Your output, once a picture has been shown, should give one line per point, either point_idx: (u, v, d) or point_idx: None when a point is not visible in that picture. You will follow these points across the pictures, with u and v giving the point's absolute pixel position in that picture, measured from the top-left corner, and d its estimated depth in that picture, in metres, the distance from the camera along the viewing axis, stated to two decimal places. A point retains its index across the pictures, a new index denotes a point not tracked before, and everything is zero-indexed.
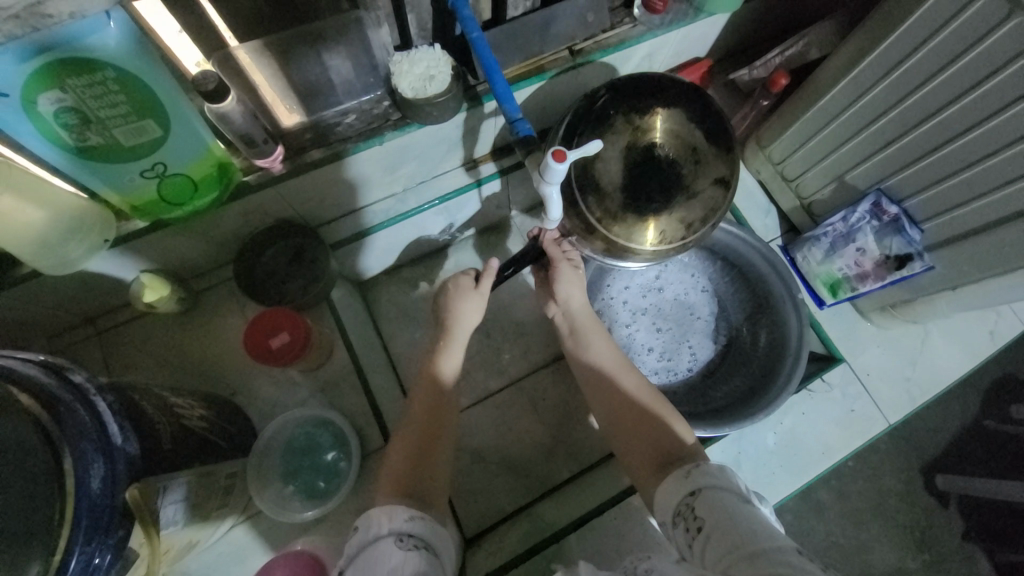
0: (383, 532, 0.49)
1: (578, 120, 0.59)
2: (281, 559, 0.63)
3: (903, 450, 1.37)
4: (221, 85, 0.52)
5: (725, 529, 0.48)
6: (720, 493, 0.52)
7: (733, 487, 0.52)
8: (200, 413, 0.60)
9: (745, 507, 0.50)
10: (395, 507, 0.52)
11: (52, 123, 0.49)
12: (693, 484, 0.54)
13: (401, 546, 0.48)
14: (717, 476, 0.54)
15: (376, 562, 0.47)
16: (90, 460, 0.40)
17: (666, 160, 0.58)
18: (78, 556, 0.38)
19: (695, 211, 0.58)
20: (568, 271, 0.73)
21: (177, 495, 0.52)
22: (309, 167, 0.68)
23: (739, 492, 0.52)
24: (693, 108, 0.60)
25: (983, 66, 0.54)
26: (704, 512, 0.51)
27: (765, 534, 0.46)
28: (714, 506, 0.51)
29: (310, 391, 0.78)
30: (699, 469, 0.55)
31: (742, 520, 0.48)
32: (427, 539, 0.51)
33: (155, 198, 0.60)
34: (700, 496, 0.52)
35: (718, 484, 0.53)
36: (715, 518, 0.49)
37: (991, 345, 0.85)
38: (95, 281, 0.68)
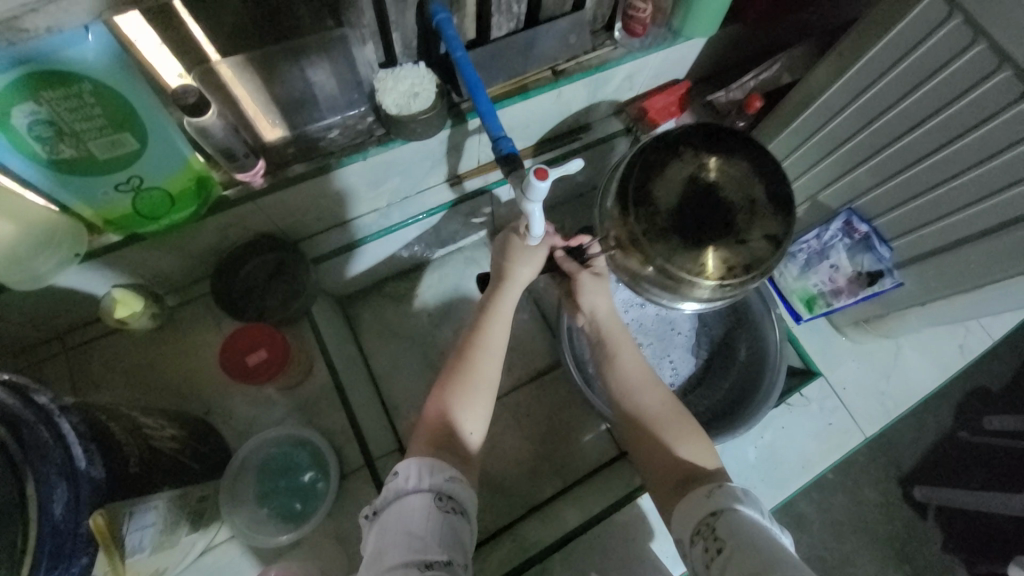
0: (422, 487, 0.51)
1: (644, 145, 0.56)
2: None
3: (881, 462, 1.40)
4: (202, 99, 0.53)
5: (749, 552, 0.48)
6: (741, 519, 0.52)
7: (753, 514, 0.53)
8: (171, 434, 0.58)
9: (767, 534, 0.51)
10: (438, 463, 0.53)
11: (25, 135, 0.47)
12: (715, 505, 0.55)
13: (438, 506, 0.51)
14: (739, 500, 0.55)
15: (408, 516, 0.50)
16: (54, 486, 0.39)
17: (724, 203, 0.52)
18: None
19: (741, 257, 0.51)
20: (591, 281, 0.71)
21: (146, 520, 0.50)
22: (289, 182, 0.67)
23: (760, 521, 0.53)
24: (761, 166, 0.55)
25: (948, 90, 0.57)
26: (726, 536, 0.51)
27: (789, 561, 0.47)
28: (737, 530, 0.51)
29: (287, 409, 0.75)
30: (721, 490, 0.56)
31: (764, 545, 0.49)
32: (464, 504, 0.53)
33: (130, 211, 0.59)
34: (725, 519, 0.53)
35: (739, 510, 0.54)
36: (738, 541, 0.50)
37: (961, 359, 0.87)
38: (64, 296, 0.65)
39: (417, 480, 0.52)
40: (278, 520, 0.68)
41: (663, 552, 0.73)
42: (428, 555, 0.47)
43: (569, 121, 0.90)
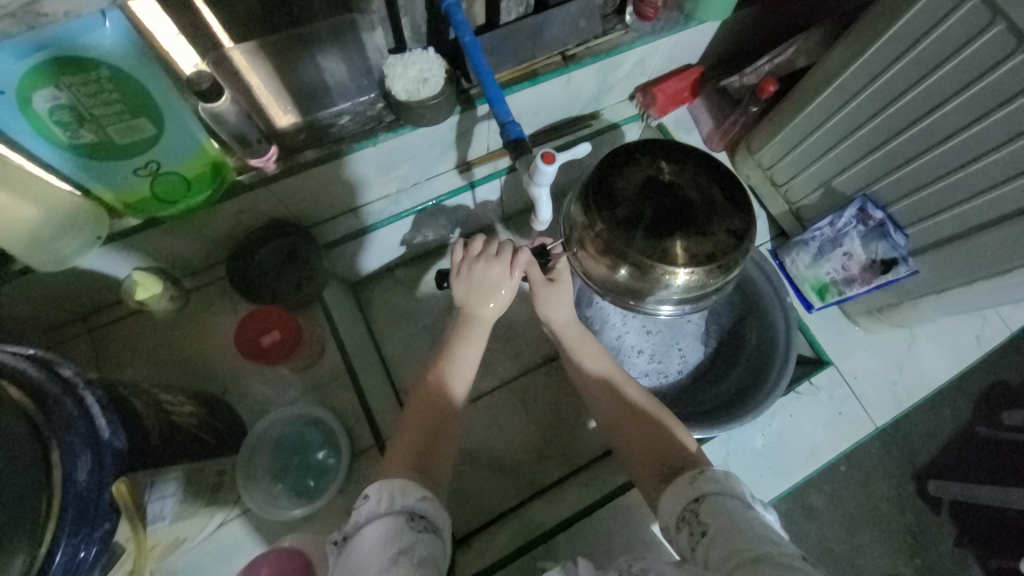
0: (394, 510, 0.51)
1: (605, 157, 0.59)
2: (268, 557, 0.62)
3: (895, 456, 1.38)
4: (215, 84, 0.54)
5: (731, 535, 0.49)
6: (726, 502, 0.53)
7: (739, 496, 0.53)
8: (189, 410, 0.60)
9: (751, 516, 0.51)
10: (409, 484, 0.53)
11: (47, 120, 0.49)
12: (697, 490, 0.55)
13: (413, 527, 0.50)
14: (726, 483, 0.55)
15: (386, 538, 0.48)
16: (77, 453, 0.41)
17: (684, 200, 0.56)
18: (64, 547, 0.38)
19: (702, 249, 0.54)
20: (547, 292, 0.72)
21: (164, 492, 0.52)
22: (301, 167, 0.68)
23: (745, 503, 0.53)
24: (719, 167, 0.58)
25: (968, 71, 0.55)
26: (710, 521, 0.51)
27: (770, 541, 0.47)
28: (720, 513, 0.52)
29: (301, 389, 0.78)
30: (702, 476, 0.56)
31: (748, 528, 0.49)
32: (436, 523, 0.52)
33: (149, 195, 0.61)
34: (706, 504, 0.53)
35: (723, 493, 0.54)
36: (722, 527, 0.50)
37: (978, 349, 0.86)
38: (88, 278, 0.68)
39: (390, 502, 0.51)
40: (291, 495, 0.71)
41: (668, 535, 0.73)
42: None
43: (579, 107, 0.89)
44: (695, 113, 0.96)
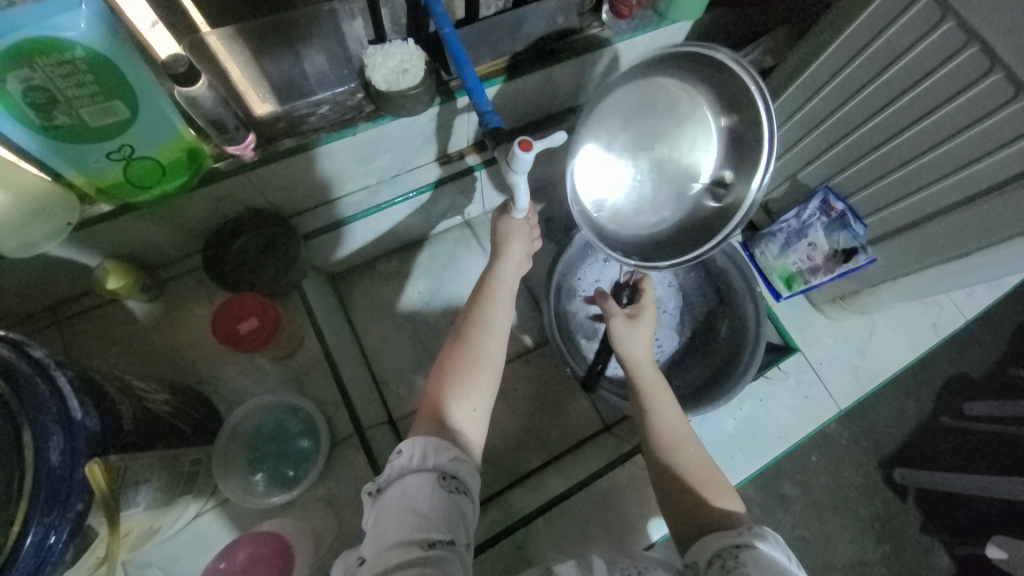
0: (427, 466, 0.51)
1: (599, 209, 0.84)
2: (243, 542, 0.64)
3: (863, 445, 1.44)
4: (192, 70, 0.53)
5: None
6: (767, 556, 0.51)
7: (779, 554, 0.51)
8: (164, 397, 0.60)
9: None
10: (443, 443, 0.53)
11: (18, 101, 0.48)
12: (740, 539, 0.53)
13: (443, 488, 0.50)
14: (775, 543, 0.53)
15: (414, 494, 0.49)
16: (50, 433, 0.40)
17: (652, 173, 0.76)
18: (36, 527, 0.38)
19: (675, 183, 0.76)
20: (624, 325, 0.74)
21: (140, 478, 0.51)
22: (280, 155, 0.68)
23: (787, 564, 0.51)
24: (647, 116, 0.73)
25: (919, 68, 0.59)
26: (750, 565, 0.50)
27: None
28: (764, 566, 0.49)
29: (280, 378, 0.77)
30: (747, 530, 0.54)
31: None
32: (468, 484, 0.52)
33: (121, 179, 0.60)
34: (751, 555, 0.51)
35: (764, 547, 0.52)
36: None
37: (935, 336, 0.91)
38: (57, 267, 0.66)
39: (423, 460, 0.51)
40: (270, 483, 0.71)
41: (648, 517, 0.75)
42: (432, 533, 0.47)
43: (558, 102, 0.91)
44: None
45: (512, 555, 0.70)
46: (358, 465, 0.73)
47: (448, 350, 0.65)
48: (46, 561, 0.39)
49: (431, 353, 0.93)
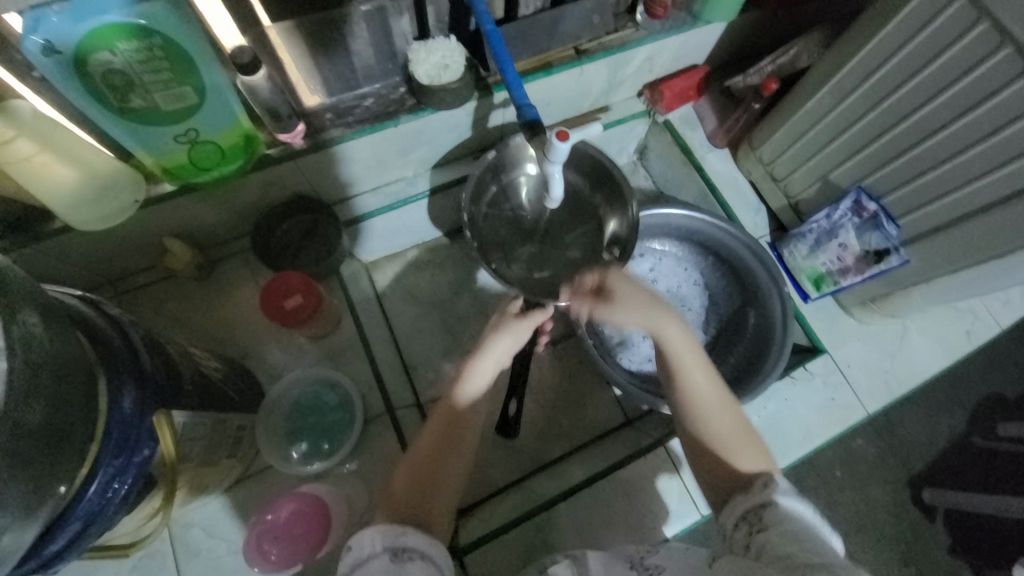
0: (376, 552, 0.50)
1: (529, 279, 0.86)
2: (289, 499, 0.67)
3: (890, 461, 1.40)
4: (253, 60, 0.58)
5: (799, 547, 0.45)
6: (791, 513, 0.49)
7: (800, 509, 0.50)
8: (214, 365, 0.64)
9: (823, 538, 0.47)
10: (385, 524, 0.53)
11: (100, 83, 0.53)
12: (766, 498, 0.51)
13: (397, 560, 0.49)
14: (797, 500, 0.51)
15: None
16: (122, 384, 0.44)
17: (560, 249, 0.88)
18: (105, 467, 0.42)
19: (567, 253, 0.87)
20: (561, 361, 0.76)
21: (194, 434, 0.55)
22: (328, 144, 0.72)
23: (812, 522, 0.48)
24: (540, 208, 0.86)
25: (954, 69, 0.59)
26: (772, 525, 0.48)
27: (845, 562, 0.43)
28: (785, 521, 0.48)
29: (316, 356, 0.81)
30: (771, 481, 0.52)
31: (815, 545, 0.45)
32: (423, 549, 0.51)
33: (185, 161, 0.65)
34: (773, 510, 0.50)
35: (784, 499, 0.50)
36: (790, 534, 0.46)
37: (967, 344, 0.89)
38: (121, 242, 0.71)
39: (371, 544, 0.51)
40: (305, 453, 0.74)
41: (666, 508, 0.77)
42: None
43: (590, 100, 0.93)
44: (700, 109, 0.99)
45: (534, 535, 0.74)
46: (389, 442, 0.77)
47: (423, 442, 0.68)
48: (109, 502, 0.43)
49: (459, 343, 0.95)
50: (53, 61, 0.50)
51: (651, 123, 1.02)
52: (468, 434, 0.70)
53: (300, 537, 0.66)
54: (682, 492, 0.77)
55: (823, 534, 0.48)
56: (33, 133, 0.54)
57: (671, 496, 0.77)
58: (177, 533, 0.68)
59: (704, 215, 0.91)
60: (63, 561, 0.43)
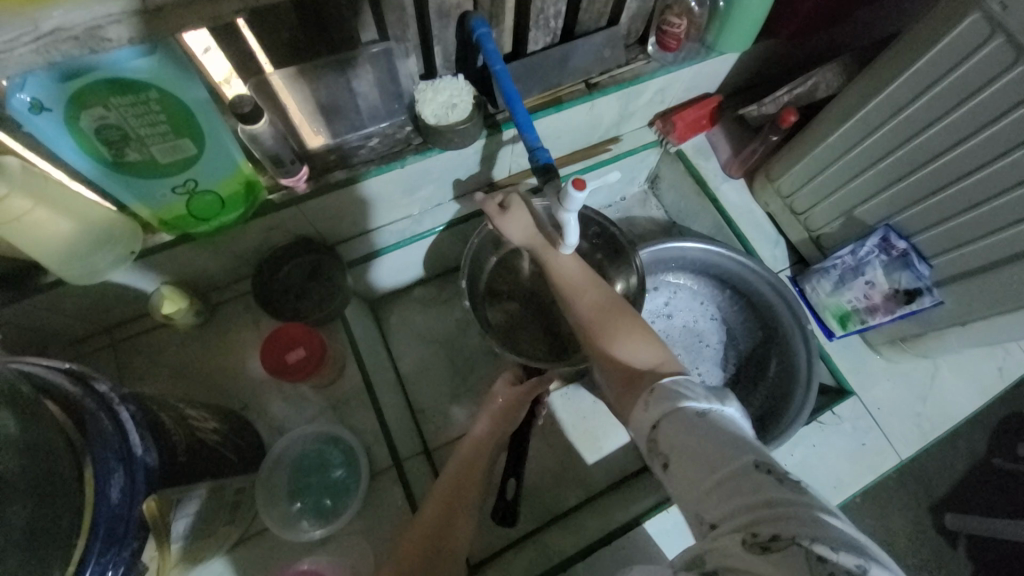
0: None
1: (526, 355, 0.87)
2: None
3: (910, 488, 1.34)
4: (255, 108, 0.55)
5: (705, 473, 0.43)
6: (691, 419, 0.46)
7: (696, 405, 0.47)
8: (213, 426, 0.61)
9: (726, 425, 0.45)
10: None
11: (93, 138, 0.51)
12: (651, 412, 0.49)
13: None
14: (696, 391, 0.48)
15: None
16: (111, 469, 0.41)
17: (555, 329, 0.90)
18: (92, 566, 0.37)
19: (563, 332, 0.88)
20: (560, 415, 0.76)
21: (187, 510, 0.51)
22: (332, 187, 0.70)
23: (708, 409, 0.46)
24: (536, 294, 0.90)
25: (988, 111, 0.56)
26: (672, 451, 0.45)
27: (751, 473, 0.41)
28: (687, 439, 0.44)
29: (320, 407, 0.78)
30: (662, 389, 0.49)
31: (716, 457, 0.42)
32: None
33: (184, 212, 0.62)
34: (673, 426, 0.46)
35: (681, 407, 0.47)
36: (695, 453, 0.43)
37: (1001, 381, 0.84)
38: (115, 292, 0.69)
39: None
40: (309, 514, 0.70)
41: None
42: None
43: (601, 132, 0.91)
44: (714, 138, 0.96)
45: None
46: (395, 498, 0.73)
47: (431, 504, 0.64)
48: None
49: (468, 383, 0.92)
50: (43, 118, 0.47)
51: (663, 153, 0.99)
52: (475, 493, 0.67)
53: None
54: None
55: (722, 415, 0.46)
56: (24, 189, 0.50)
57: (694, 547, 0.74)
58: None
59: (722, 250, 0.88)
60: None
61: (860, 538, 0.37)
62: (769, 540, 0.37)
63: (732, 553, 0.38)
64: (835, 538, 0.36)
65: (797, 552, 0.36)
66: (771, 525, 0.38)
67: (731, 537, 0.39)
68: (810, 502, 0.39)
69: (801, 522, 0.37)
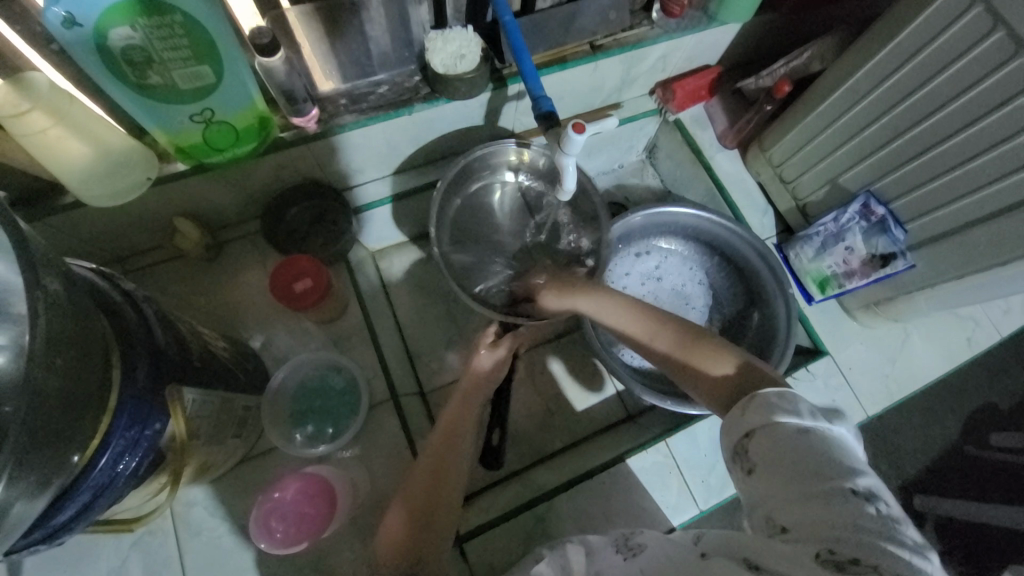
0: None
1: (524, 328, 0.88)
2: (293, 479, 0.68)
3: (882, 468, 1.31)
4: (273, 40, 0.58)
5: (795, 485, 0.42)
6: (790, 436, 0.44)
7: (797, 422, 0.44)
8: (222, 345, 0.65)
9: (830, 450, 0.43)
10: None
11: (120, 59, 0.53)
12: (748, 423, 0.47)
13: None
14: (796, 407, 0.45)
15: None
16: (136, 357, 0.45)
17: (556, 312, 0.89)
18: (118, 438, 0.42)
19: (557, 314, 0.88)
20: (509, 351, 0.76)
21: (203, 413, 0.55)
22: (340, 130, 0.72)
23: (813, 428, 0.44)
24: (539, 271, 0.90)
25: (964, 78, 0.60)
26: (764, 459, 0.44)
27: (842, 495, 0.40)
28: (780, 454, 0.44)
29: (323, 342, 0.82)
30: (762, 403, 0.47)
31: (813, 475, 0.42)
32: None
33: (200, 141, 0.65)
34: (767, 442, 0.45)
35: (780, 422, 0.45)
36: (784, 469, 0.43)
37: (968, 350, 0.90)
38: (130, 221, 0.72)
39: None
40: (311, 437, 0.74)
41: (665, 501, 0.78)
42: None
43: (602, 97, 0.94)
44: (711, 110, 0.99)
45: (533, 525, 0.73)
46: (392, 428, 0.77)
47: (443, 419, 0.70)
48: (117, 477, 0.43)
49: (464, 333, 0.96)
50: (74, 34, 0.49)
51: (662, 122, 1.02)
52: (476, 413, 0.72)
53: (312, 516, 0.67)
54: (682, 487, 0.79)
55: (827, 436, 0.44)
56: (47, 105, 0.52)
57: (671, 491, 0.78)
58: (179, 510, 0.68)
59: (712, 216, 0.91)
60: (69, 532, 0.43)
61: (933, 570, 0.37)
62: (846, 562, 0.38)
63: (798, 562, 0.39)
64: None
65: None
66: (850, 545, 0.38)
67: (803, 548, 0.40)
68: (894, 531, 0.39)
69: (875, 548, 0.38)
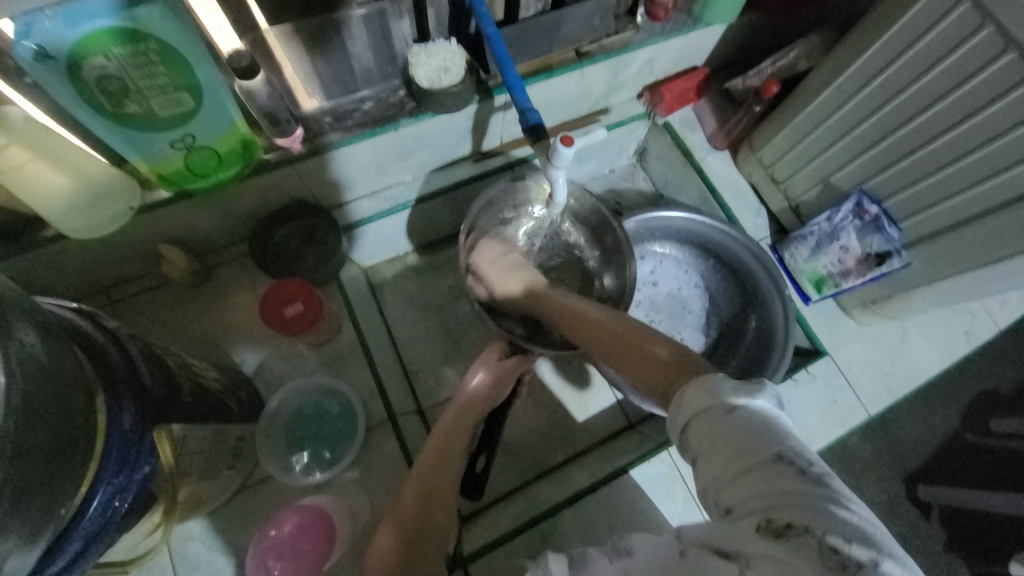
0: None
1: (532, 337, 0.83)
2: (292, 513, 0.67)
3: (887, 460, 1.30)
4: (253, 63, 0.57)
5: (730, 462, 0.39)
6: (721, 414, 0.41)
7: (728, 398, 0.41)
8: (213, 374, 0.63)
9: (759, 419, 0.40)
10: None
11: (94, 89, 0.51)
12: (684, 408, 0.44)
13: None
14: (727, 383, 0.42)
15: None
16: (122, 401, 0.43)
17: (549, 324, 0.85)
18: (106, 485, 0.41)
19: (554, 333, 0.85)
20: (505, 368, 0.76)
21: (194, 447, 0.54)
22: (326, 149, 0.71)
23: (742, 398, 0.41)
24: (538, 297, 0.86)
25: (956, 75, 0.59)
26: (699, 439, 0.41)
27: (773, 465, 0.38)
28: (715, 432, 0.40)
29: (317, 364, 0.81)
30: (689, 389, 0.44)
31: (746, 446, 0.39)
32: None
33: (182, 167, 0.64)
34: (704, 421, 0.42)
35: (712, 400, 0.42)
36: (722, 447, 0.40)
37: (967, 345, 0.89)
38: (113, 251, 0.70)
39: None
40: (308, 462, 0.73)
41: (670, 510, 0.77)
42: None
43: (590, 104, 0.93)
44: (699, 112, 0.98)
45: (538, 543, 0.72)
46: (390, 449, 0.77)
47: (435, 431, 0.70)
48: (109, 521, 0.42)
49: (460, 347, 0.95)
50: (46, 67, 0.48)
51: (651, 126, 1.02)
52: (471, 425, 0.72)
53: (310, 551, 0.66)
54: (687, 496, 0.78)
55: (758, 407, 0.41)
56: (23, 139, 0.51)
57: (676, 500, 0.78)
58: (176, 546, 0.67)
59: (705, 219, 0.91)
60: None
61: (872, 528, 0.35)
62: (784, 528, 0.35)
63: (743, 537, 0.36)
64: (851, 533, 0.34)
65: (809, 543, 0.34)
66: (785, 513, 0.36)
67: (745, 524, 0.37)
68: (831, 493, 0.36)
69: (815, 512, 0.35)
